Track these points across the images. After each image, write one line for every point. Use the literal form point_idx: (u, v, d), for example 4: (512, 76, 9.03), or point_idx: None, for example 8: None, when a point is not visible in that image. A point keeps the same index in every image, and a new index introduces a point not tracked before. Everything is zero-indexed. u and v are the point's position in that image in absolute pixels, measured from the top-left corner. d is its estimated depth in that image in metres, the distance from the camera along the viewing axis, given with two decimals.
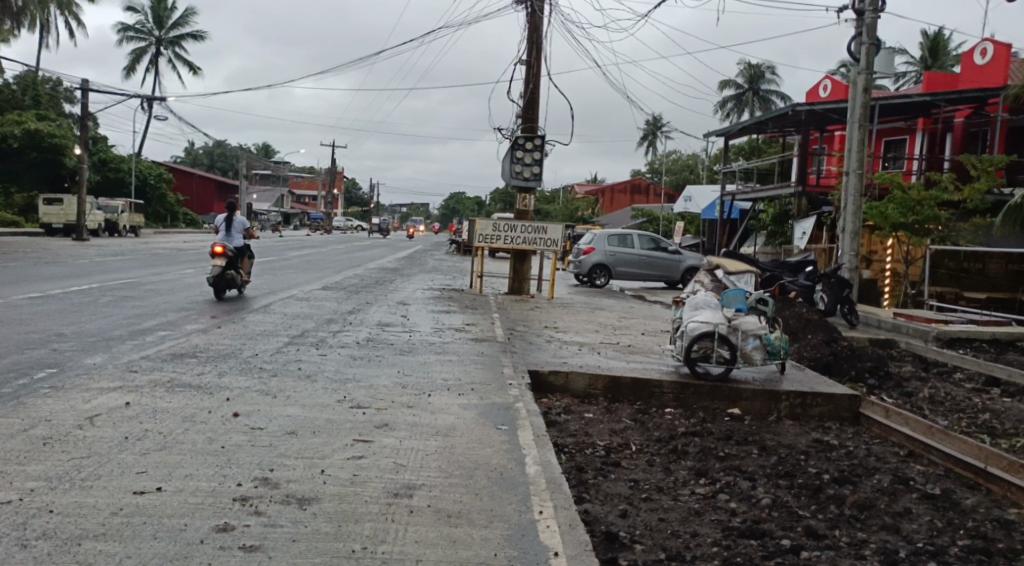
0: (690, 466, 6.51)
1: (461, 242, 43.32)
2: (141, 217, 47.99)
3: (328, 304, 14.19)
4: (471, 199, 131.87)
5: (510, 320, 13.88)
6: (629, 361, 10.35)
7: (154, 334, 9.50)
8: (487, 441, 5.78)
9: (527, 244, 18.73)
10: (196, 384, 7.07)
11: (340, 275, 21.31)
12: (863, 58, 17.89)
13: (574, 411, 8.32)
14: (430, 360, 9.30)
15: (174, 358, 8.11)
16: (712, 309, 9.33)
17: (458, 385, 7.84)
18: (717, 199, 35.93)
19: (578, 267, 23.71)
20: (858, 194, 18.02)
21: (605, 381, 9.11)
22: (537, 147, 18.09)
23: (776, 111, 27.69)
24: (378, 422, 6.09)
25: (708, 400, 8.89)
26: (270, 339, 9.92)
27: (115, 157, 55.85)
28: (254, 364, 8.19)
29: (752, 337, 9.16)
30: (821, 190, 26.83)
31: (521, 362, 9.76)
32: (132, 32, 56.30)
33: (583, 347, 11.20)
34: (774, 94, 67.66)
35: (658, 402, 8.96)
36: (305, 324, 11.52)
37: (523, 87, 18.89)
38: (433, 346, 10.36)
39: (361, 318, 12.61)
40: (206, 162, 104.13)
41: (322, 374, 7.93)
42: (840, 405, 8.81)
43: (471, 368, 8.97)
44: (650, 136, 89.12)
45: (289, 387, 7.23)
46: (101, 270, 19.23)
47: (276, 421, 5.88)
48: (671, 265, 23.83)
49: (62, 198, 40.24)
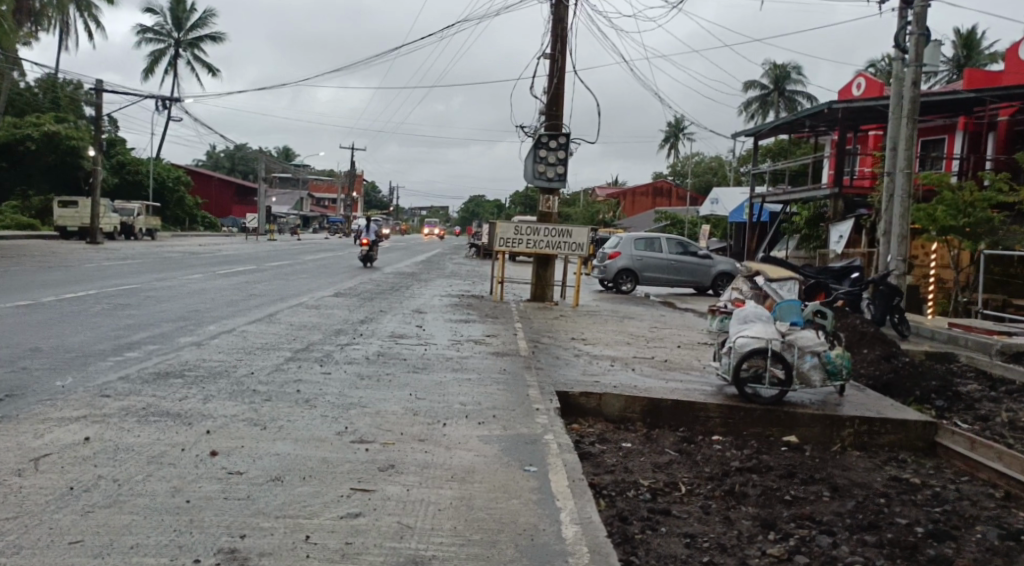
0: (753, 515, 5.45)
1: (480, 246, 42.28)
2: (158, 220, 47.41)
3: (338, 313, 13.25)
4: (491, 202, 131.35)
5: (533, 330, 12.87)
6: (668, 379, 9.30)
7: (140, 349, 8.58)
8: (512, 489, 4.77)
9: (550, 248, 17.74)
10: (175, 411, 6.10)
11: (353, 280, 20.38)
12: (913, 50, 16.71)
13: (610, 440, 7.30)
14: (445, 379, 8.29)
15: (156, 379, 7.16)
16: (764, 322, 8.28)
17: (478, 411, 6.84)
18: (746, 201, 34.72)
19: (603, 272, 22.67)
20: (906, 195, 16.86)
21: (643, 403, 8.06)
22: (562, 146, 17.06)
23: (810, 108, 26.42)
24: (382, 463, 5.10)
25: (761, 426, 7.85)
26: (270, 354, 8.96)
27: (134, 160, 55.42)
28: (245, 385, 7.23)
29: (809, 354, 8.10)
30: (858, 192, 25.55)
31: (547, 381, 8.73)
32: (151, 34, 55.94)
33: (615, 362, 10.16)
34: (800, 95, 66.13)
35: (703, 427, 7.92)
36: (311, 336, 10.58)
37: (547, 83, 17.88)
38: (450, 362, 9.35)
39: (372, 328, 11.64)
40: (226, 166, 104.24)
41: (324, 398, 6.93)
42: (913, 433, 7.73)
43: (493, 389, 7.95)
44: (672, 139, 87.75)
45: (284, 414, 6.25)
46: (106, 275, 18.46)
47: (260, 463, 4.91)
48: (700, 271, 22.75)
49: (77, 201, 39.75)
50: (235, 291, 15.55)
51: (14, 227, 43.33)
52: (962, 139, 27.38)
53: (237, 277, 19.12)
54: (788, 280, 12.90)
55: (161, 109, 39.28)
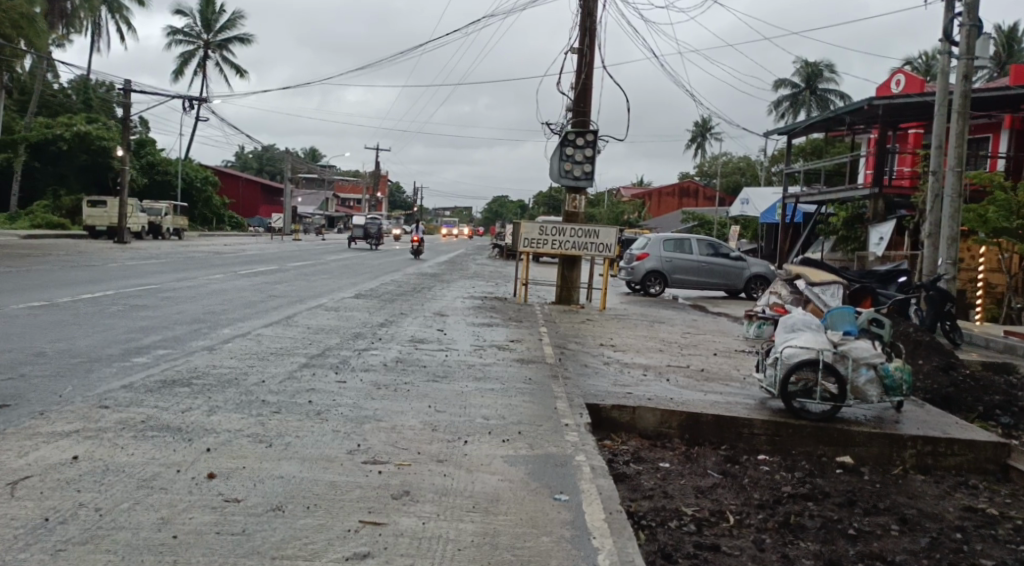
0: (814, 553, 4.87)
1: (504, 246, 41.70)
2: (185, 220, 47.40)
3: (358, 315, 12.78)
4: (516, 202, 130.91)
5: (560, 335, 12.30)
6: (707, 390, 8.71)
7: (148, 354, 8.11)
8: (542, 522, 4.23)
9: (575, 249, 17.15)
10: (175, 425, 5.60)
11: (377, 281, 19.95)
12: (964, 42, 15.96)
13: (646, 458, 6.73)
14: (467, 389, 7.74)
15: (161, 387, 6.67)
16: (815, 331, 7.76)
17: (503, 427, 6.30)
18: (778, 202, 33.91)
19: (631, 274, 22.01)
20: (956, 195, 16.15)
21: (681, 418, 7.50)
22: (590, 144, 16.47)
23: (849, 106, 25.59)
24: (397, 489, 4.57)
25: (812, 444, 7.28)
26: (283, 360, 8.47)
27: (162, 160, 55.54)
28: (255, 395, 6.73)
29: (864, 366, 7.53)
30: (900, 192, 24.72)
31: (577, 392, 8.16)
32: (180, 35, 56.05)
33: (648, 371, 9.59)
34: (832, 93, 64.97)
35: (747, 444, 7.34)
36: (328, 340, 10.08)
37: (574, 79, 17.29)
38: (473, 369, 8.82)
39: (392, 332, 11.13)
40: (254, 166, 104.71)
41: (337, 410, 6.41)
42: (982, 455, 7.18)
43: (519, 400, 7.39)
44: (700, 139, 86.70)
45: (293, 428, 5.74)
46: (126, 275, 18.10)
47: (259, 488, 4.39)
48: (732, 272, 22.02)
49: (105, 200, 39.76)
50: (254, 291, 15.13)
51: (45, 227, 43.44)
52: (1007, 137, 26.39)
53: (258, 277, 18.74)
54: (832, 285, 12.24)
55: (188, 108, 39.15)
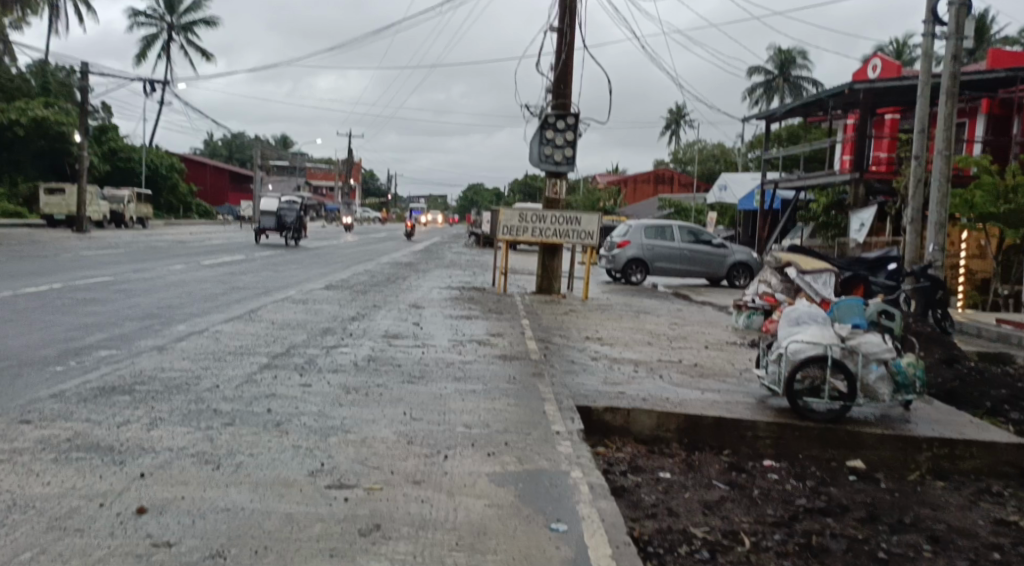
0: None
1: (481, 234, 40.87)
2: (149, 209, 46.13)
3: (328, 308, 12.02)
4: (490, 190, 129.90)
5: (543, 328, 11.63)
6: (704, 388, 8.06)
7: (88, 356, 7.30)
8: (540, 562, 3.55)
9: (556, 237, 16.45)
10: (108, 443, 4.84)
11: (348, 272, 19.13)
12: (953, 21, 15.40)
13: (644, 468, 6.06)
14: (445, 391, 7.02)
15: (97, 397, 5.89)
16: (821, 324, 7.10)
17: (486, 438, 5.58)
18: (756, 188, 33.49)
19: (611, 262, 21.44)
20: (945, 178, 15.62)
21: (678, 420, 6.86)
22: (571, 126, 15.80)
23: (830, 89, 25.07)
24: (365, 523, 3.87)
25: (819, 448, 6.65)
26: (243, 361, 7.71)
27: (125, 146, 54.04)
28: (205, 403, 5.97)
29: (875, 362, 6.87)
30: (881, 176, 24.26)
31: (563, 392, 7.48)
32: (142, 17, 54.45)
33: (639, 367, 8.93)
34: (806, 80, 64.79)
35: (750, 449, 6.72)
36: (292, 336, 9.32)
37: (554, 59, 16.58)
38: (452, 369, 8.09)
39: (364, 327, 10.39)
40: (223, 153, 102.90)
41: (299, 421, 5.67)
42: (1003, 457, 6.57)
43: (501, 404, 6.69)
44: (674, 126, 86.32)
45: (246, 445, 5.00)
46: (81, 265, 17.12)
47: (198, 528, 3.65)
48: (714, 260, 21.51)
49: (63, 188, 38.42)
50: (216, 283, 14.29)
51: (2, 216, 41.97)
52: (986, 122, 26.02)
53: (223, 268, 17.88)
54: (825, 272, 11.67)
55: (150, 91, 37.83)
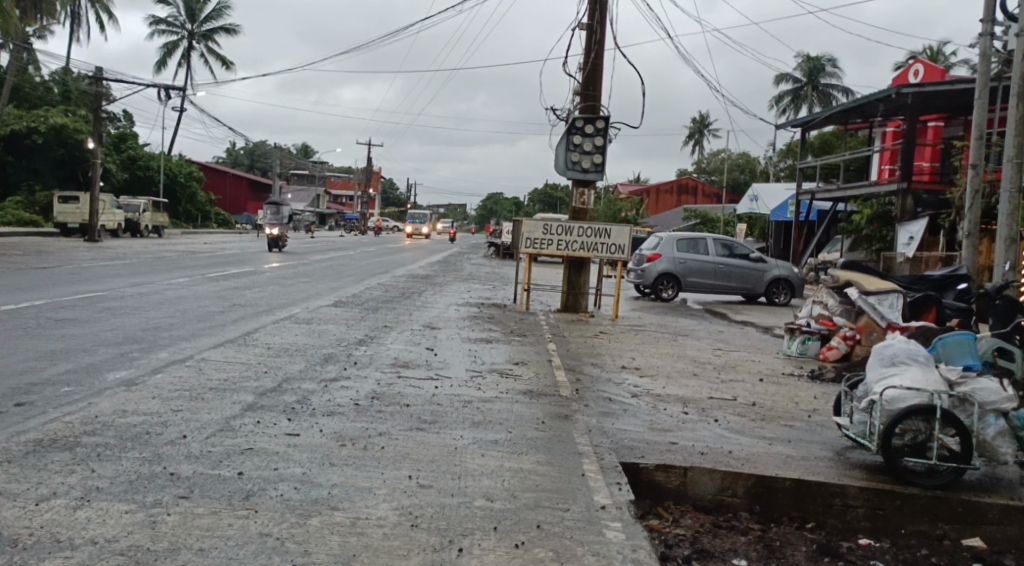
0: None
1: (501, 244, 39.48)
2: (165, 217, 45.27)
3: (334, 330, 10.83)
4: (510, 200, 128.77)
5: (572, 354, 10.35)
6: (773, 438, 6.76)
7: (37, 395, 6.10)
8: None
9: (584, 250, 15.19)
10: (8, 536, 3.58)
11: (361, 286, 17.92)
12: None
13: (715, 552, 4.76)
14: (461, 443, 5.79)
15: (25, 457, 4.66)
16: (924, 365, 5.91)
17: (515, 519, 4.31)
18: (789, 199, 32.10)
19: (641, 277, 20.14)
20: (1016, 189, 14.14)
21: (750, 483, 5.62)
22: (600, 131, 14.57)
23: (875, 94, 23.62)
24: None
25: (926, 522, 5.47)
26: (225, 399, 6.50)
27: (144, 154, 53.37)
28: (161, 463, 4.72)
29: (993, 415, 5.65)
30: (930, 186, 22.79)
31: (604, 443, 6.19)
32: (163, 25, 53.95)
33: (689, 408, 7.64)
34: (834, 89, 63.33)
35: (840, 521, 5.49)
36: (287, 366, 8.08)
37: (583, 59, 15.38)
38: (472, 411, 6.84)
39: (371, 354, 9.18)
40: (244, 162, 102.62)
41: (275, 492, 4.42)
42: None
43: (530, 463, 5.41)
44: (698, 136, 84.90)
45: (198, 536, 3.74)
46: (75, 277, 15.95)
47: None
48: (751, 276, 20.15)
49: (76, 196, 37.70)
50: (217, 300, 13.11)
51: (17, 225, 41.27)
52: None
53: (225, 281, 16.69)
54: (892, 294, 10.60)
55: (165, 98, 36.91)
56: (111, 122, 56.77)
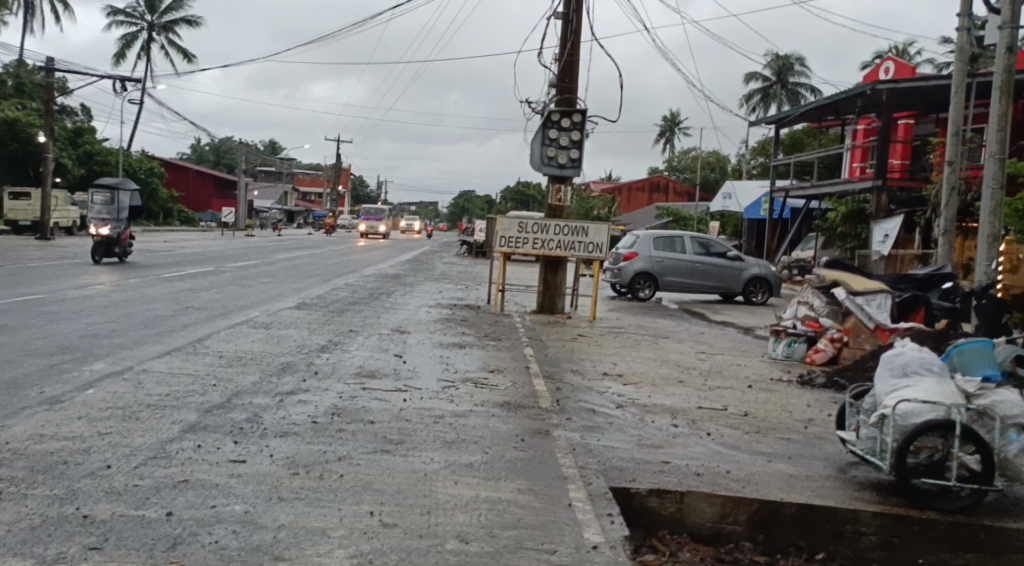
0: None
1: (473, 242, 38.79)
2: (124, 214, 43.91)
3: (295, 335, 10.11)
4: (482, 198, 127.83)
5: (550, 359, 9.73)
6: (772, 455, 6.18)
7: None
8: None
9: (560, 249, 14.58)
10: None
11: (326, 286, 17.11)
12: (1008, 8, 13.51)
13: None
14: (430, 469, 5.13)
15: None
16: (939, 377, 5.37)
17: None
18: (763, 196, 31.84)
19: (617, 276, 19.62)
20: (999, 185, 13.59)
21: (752, 509, 5.05)
22: (577, 125, 13.99)
23: (850, 90, 23.27)
24: None
25: (946, 550, 4.94)
26: (164, 420, 5.78)
27: (102, 149, 51.78)
28: (73, 503, 4.03)
29: (1015, 430, 5.12)
30: (906, 183, 22.46)
31: (590, 464, 5.58)
32: (122, 17, 52.44)
33: (678, 420, 7.05)
34: (803, 88, 63.40)
35: (851, 551, 4.94)
36: (239, 378, 7.36)
37: (558, 50, 14.78)
38: (443, 429, 6.18)
39: (335, 362, 8.51)
40: (210, 158, 100.74)
41: (206, 538, 3.73)
42: None
43: (507, 492, 4.77)
44: (669, 133, 84.75)
45: None
46: (20, 279, 15.01)
47: None
48: (729, 275, 19.70)
49: (29, 192, 36.34)
50: (170, 302, 12.29)
51: None
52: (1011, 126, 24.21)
53: (182, 282, 15.83)
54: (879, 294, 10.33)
55: (123, 91, 35.67)
56: (70, 116, 55.19)
